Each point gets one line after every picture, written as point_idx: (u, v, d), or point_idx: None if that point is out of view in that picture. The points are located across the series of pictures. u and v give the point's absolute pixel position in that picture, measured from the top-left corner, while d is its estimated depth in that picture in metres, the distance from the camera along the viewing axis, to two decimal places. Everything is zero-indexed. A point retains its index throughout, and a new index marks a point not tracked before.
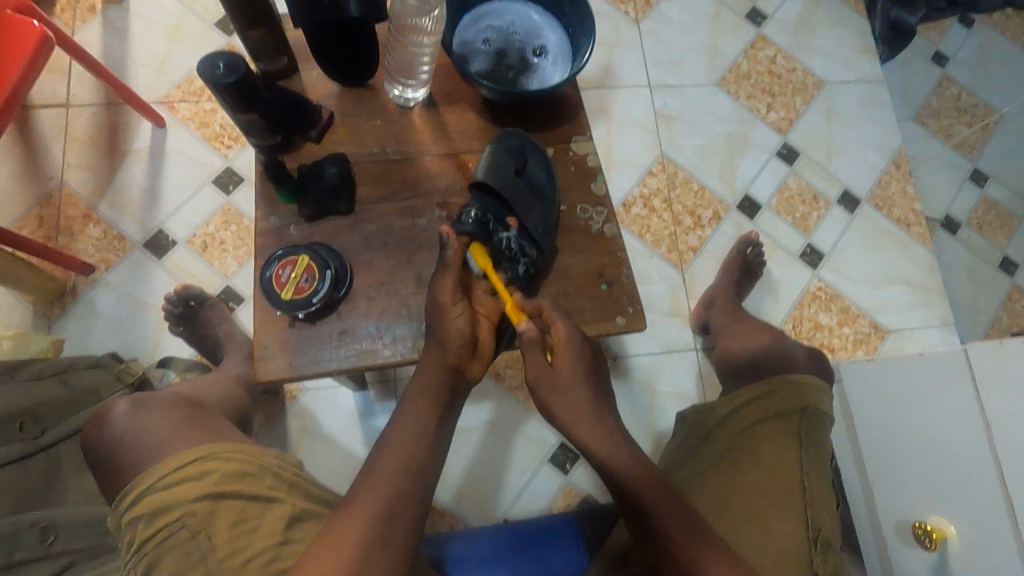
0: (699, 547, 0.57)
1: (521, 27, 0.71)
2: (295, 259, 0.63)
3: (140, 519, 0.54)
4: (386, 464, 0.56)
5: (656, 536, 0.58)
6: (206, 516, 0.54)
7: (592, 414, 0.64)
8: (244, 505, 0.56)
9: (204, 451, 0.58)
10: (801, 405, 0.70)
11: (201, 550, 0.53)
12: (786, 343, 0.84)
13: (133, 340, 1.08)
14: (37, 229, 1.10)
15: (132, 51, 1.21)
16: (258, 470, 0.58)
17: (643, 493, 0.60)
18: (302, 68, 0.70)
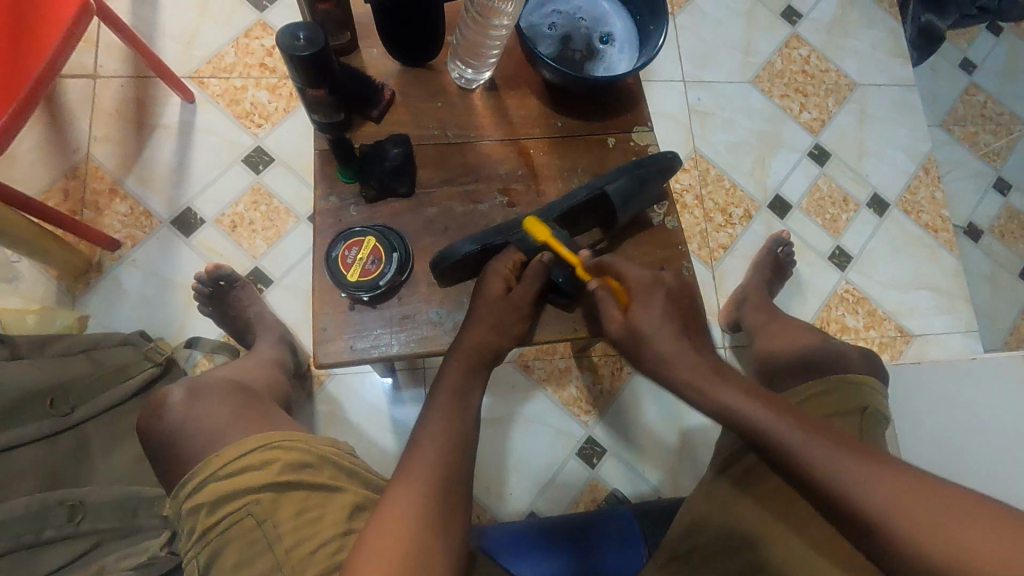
0: (807, 442, 0.52)
1: (588, 13, 0.70)
2: (361, 240, 0.62)
3: (204, 507, 0.56)
4: (432, 437, 0.55)
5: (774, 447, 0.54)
6: (269, 506, 0.55)
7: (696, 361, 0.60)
8: (306, 495, 0.56)
9: (264, 440, 0.58)
10: (862, 405, 0.70)
11: (265, 538, 0.55)
12: (835, 342, 0.87)
13: (160, 319, 1.05)
14: (63, 202, 1.07)
15: (161, 23, 1.18)
16: (317, 461, 0.58)
17: (742, 404, 0.56)
18: (363, 45, 0.68)
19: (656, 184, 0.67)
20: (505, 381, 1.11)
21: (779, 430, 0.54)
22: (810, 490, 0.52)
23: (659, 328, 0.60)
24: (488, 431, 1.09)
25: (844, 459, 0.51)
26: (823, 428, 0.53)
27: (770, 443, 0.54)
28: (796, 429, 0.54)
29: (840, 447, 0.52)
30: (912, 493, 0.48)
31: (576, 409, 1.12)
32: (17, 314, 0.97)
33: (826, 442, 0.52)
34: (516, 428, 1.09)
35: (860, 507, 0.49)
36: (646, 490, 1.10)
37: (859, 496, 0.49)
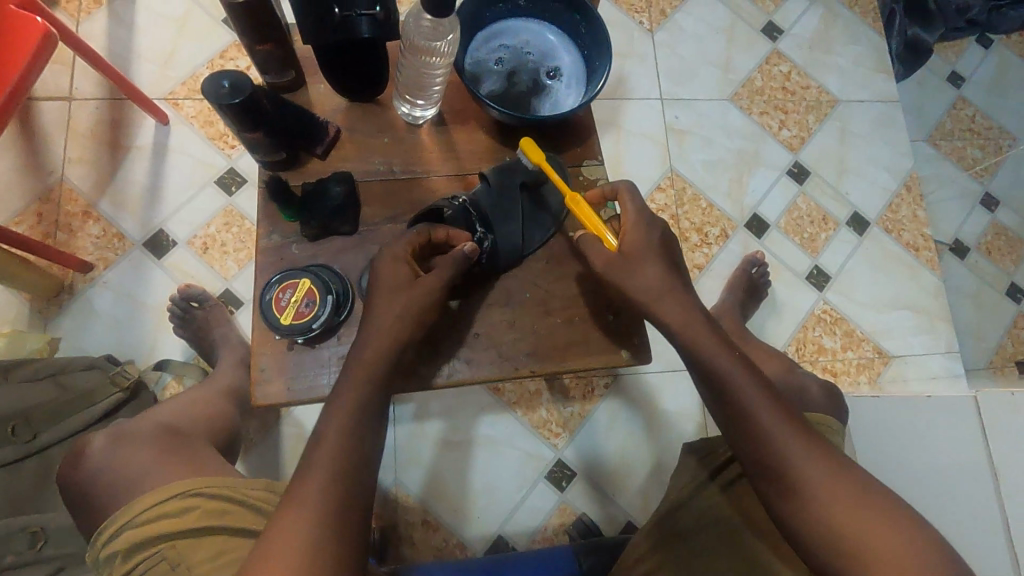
0: (780, 425, 0.57)
1: (536, 47, 0.69)
2: (296, 283, 0.61)
3: (120, 552, 0.57)
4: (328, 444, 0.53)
5: (739, 412, 0.58)
6: (184, 551, 0.56)
7: (679, 313, 0.62)
8: (222, 540, 0.57)
9: (188, 485, 0.59)
10: None
11: None
12: (798, 375, 0.89)
13: (129, 341, 1.06)
14: (36, 225, 1.08)
15: (137, 44, 1.19)
16: (238, 508, 0.59)
17: (724, 364, 0.60)
18: (309, 81, 0.68)
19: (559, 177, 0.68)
20: (474, 403, 1.11)
21: (752, 399, 0.58)
22: (754, 454, 0.58)
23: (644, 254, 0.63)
24: (455, 455, 1.08)
25: (799, 442, 0.56)
26: (791, 411, 0.58)
27: (734, 406, 0.59)
28: (769, 407, 0.58)
29: (802, 435, 0.57)
30: (851, 492, 0.54)
31: (547, 432, 1.11)
32: None
33: (793, 425, 0.57)
34: (485, 451, 1.09)
35: (799, 480, 0.55)
36: (617, 515, 1.09)
37: (800, 474, 0.55)
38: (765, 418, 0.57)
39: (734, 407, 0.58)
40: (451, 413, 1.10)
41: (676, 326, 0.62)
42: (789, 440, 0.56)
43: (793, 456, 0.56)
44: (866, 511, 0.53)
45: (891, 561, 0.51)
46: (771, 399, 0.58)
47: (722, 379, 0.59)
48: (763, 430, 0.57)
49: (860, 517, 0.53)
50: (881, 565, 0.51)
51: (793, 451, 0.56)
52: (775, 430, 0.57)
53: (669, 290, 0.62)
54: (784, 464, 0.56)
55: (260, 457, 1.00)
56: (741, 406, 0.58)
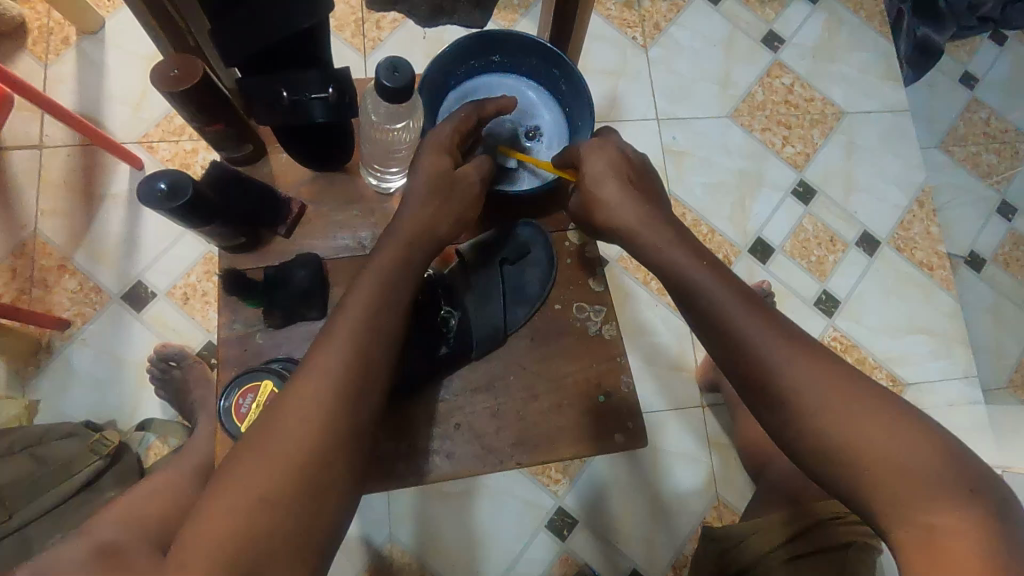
0: (763, 331, 0.54)
1: (513, 104, 0.66)
2: (257, 385, 0.56)
3: None
4: (268, 435, 0.45)
5: (720, 323, 0.55)
6: None
7: (659, 231, 0.59)
8: None
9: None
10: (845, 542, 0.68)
11: None
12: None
13: (111, 400, 1.03)
14: (10, 281, 1.05)
15: (109, 86, 1.14)
16: None
17: (705, 281, 0.56)
18: (271, 152, 0.63)
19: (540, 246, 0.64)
20: None
21: (734, 311, 0.55)
22: (743, 369, 0.54)
23: (622, 199, 0.59)
24: (452, 507, 1.04)
25: (790, 352, 0.53)
26: (774, 316, 0.55)
27: (717, 319, 0.55)
28: (751, 316, 0.54)
29: (788, 339, 0.54)
30: (842, 388, 0.51)
31: (547, 479, 1.07)
32: None
33: (780, 334, 0.54)
34: (482, 501, 1.05)
35: (790, 392, 0.52)
36: (622, 563, 1.05)
37: (792, 384, 0.52)
38: (747, 327, 0.54)
39: (715, 317, 0.55)
40: None
41: (656, 245, 0.59)
42: (772, 345, 0.53)
43: (778, 364, 0.53)
44: (863, 411, 0.50)
45: (890, 463, 0.48)
46: (754, 309, 0.55)
47: (699, 292, 0.56)
48: (745, 340, 0.54)
49: (857, 418, 0.50)
50: (881, 470, 0.48)
51: (778, 356, 0.53)
52: (757, 338, 0.54)
53: (642, 215, 0.59)
54: (771, 374, 0.53)
55: None
56: (723, 319, 0.55)
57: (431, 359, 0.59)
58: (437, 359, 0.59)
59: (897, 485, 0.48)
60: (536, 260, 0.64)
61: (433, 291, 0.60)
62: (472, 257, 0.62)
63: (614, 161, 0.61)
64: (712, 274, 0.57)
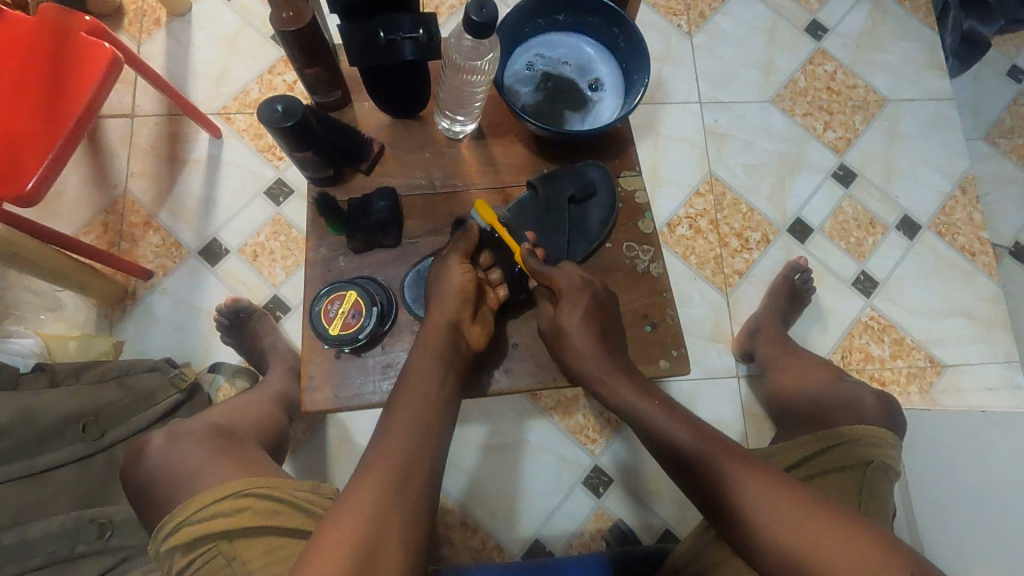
0: (714, 456, 0.61)
1: (574, 60, 0.70)
2: (343, 294, 0.63)
3: (177, 548, 0.60)
4: (353, 506, 0.52)
5: (680, 456, 0.63)
6: (240, 545, 0.59)
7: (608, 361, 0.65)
8: (277, 539, 0.60)
9: (235, 487, 0.61)
10: (867, 459, 0.69)
11: (237, 573, 0.58)
12: (849, 382, 0.87)
13: (187, 344, 1.12)
14: (103, 235, 1.16)
15: (193, 62, 1.25)
16: (288, 509, 0.61)
17: (666, 426, 0.64)
18: (355, 99, 0.71)
19: (605, 203, 0.70)
20: (510, 408, 1.12)
21: (689, 441, 0.63)
22: (708, 495, 0.61)
23: (581, 334, 0.63)
24: (493, 458, 1.10)
25: (758, 489, 0.58)
26: (728, 446, 0.62)
27: (676, 450, 0.63)
28: (701, 444, 0.62)
29: (742, 465, 0.60)
30: (794, 509, 0.56)
31: (585, 438, 1.12)
32: (60, 341, 1.06)
33: (743, 468, 0.60)
34: (523, 457, 1.11)
35: (766, 531, 0.56)
36: (656, 523, 1.09)
37: (748, 507, 0.58)
38: (704, 457, 0.62)
39: (681, 451, 0.63)
40: (489, 417, 1.12)
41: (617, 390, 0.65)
42: (729, 470, 0.60)
43: (731, 488, 0.59)
44: (837, 538, 0.53)
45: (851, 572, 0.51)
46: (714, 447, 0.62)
47: (659, 431, 0.64)
48: (702, 470, 0.61)
49: (833, 547, 0.53)
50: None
51: (735, 480, 0.60)
52: (715, 465, 0.61)
53: (602, 348, 0.65)
54: (730, 497, 0.59)
55: (309, 456, 1.05)
56: (685, 451, 0.63)
57: (508, 281, 0.67)
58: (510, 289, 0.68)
59: None
60: (602, 215, 0.70)
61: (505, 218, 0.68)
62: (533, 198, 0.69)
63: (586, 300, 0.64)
64: (668, 414, 0.65)
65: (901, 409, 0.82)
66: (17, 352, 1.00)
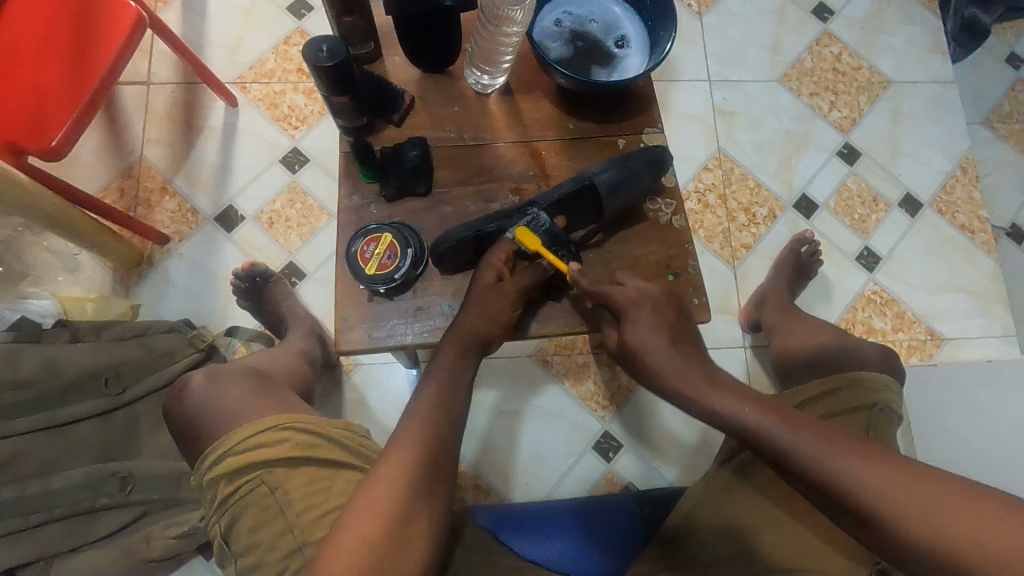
0: (810, 445, 0.52)
1: (600, 18, 0.72)
2: (379, 236, 0.65)
3: (223, 477, 0.65)
4: (379, 487, 0.54)
5: (775, 456, 0.54)
6: (281, 477, 0.65)
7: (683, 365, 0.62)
8: (315, 470, 0.65)
9: (274, 421, 0.67)
10: (870, 401, 0.72)
11: (278, 502, 0.64)
12: (850, 340, 0.90)
13: (203, 308, 1.13)
14: (119, 200, 1.17)
15: (208, 32, 1.26)
16: (326, 443, 0.67)
17: (728, 405, 0.58)
18: (386, 53, 0.72)
19: (648, 176, 0.70)
20: (524, 375, 1.15)
21: (779, 433, 0.54)
22: (820, 495, 0.51)
23: (651, 338, 0.65)
24: (505, 422, 1.13)
25: (846, 458, 0.50)
26: (825, 430, 0.53)
27: (773, 452, 0.54)
28: (794, 431, 0.54)
29: (851, 449, 0.51)
30: (932, 495, 0.46)
31: (595, 405, 1.14)
32: (76, 303, 1.06)
33: (811, 433, 0.53)
34: (538, 422, 1.13)
35: (870, 509, 0.47)
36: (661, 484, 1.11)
37: (875, 500, 0.47)
38: (800, 451, 0.52)
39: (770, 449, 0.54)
40: (505, 384, 1.14)
41: (683, 388, 0.62)
42: (833, 457, 0.50)
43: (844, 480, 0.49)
44: (935, 498, 0.46)
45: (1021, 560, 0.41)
46: (776, 414, 0.56)
47: (745, 429, 0.56)
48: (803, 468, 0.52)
49: (940, 517, 0.45)
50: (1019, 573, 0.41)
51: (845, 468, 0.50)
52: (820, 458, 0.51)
53: (669, 351, 0.64)
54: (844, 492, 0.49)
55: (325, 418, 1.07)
56: (776, 447, 0.54)
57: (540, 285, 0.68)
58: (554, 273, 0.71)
59: None
60: (645, 186, 0.70)
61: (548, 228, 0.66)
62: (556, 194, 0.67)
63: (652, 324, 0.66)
64: (753, 409, 0.57)
65: (901, 363, 0.85)
66: (34, 311, 1.01)
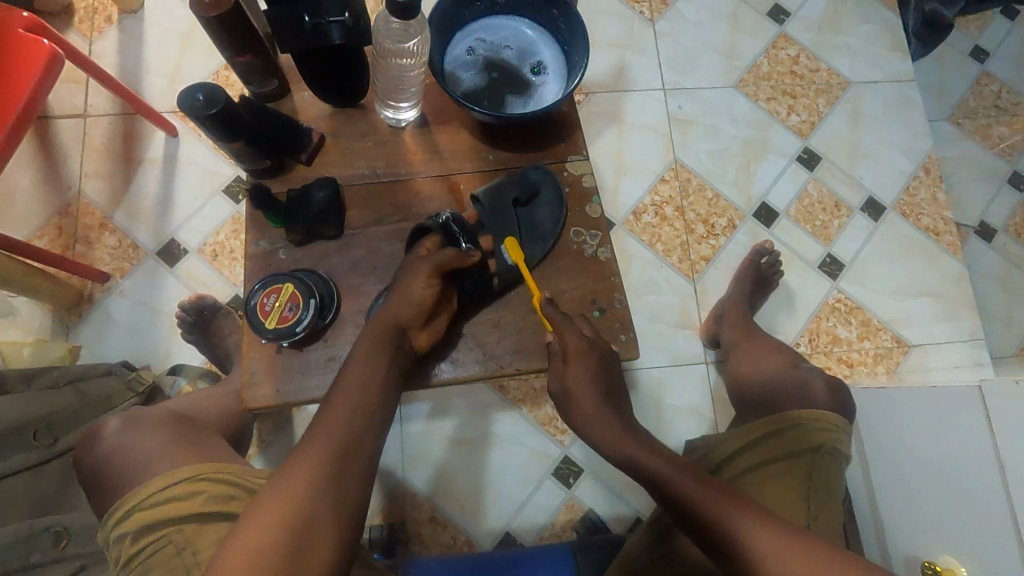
0: (719, 503, 0.62)
1: (515, 43, 0.69)
2: (279, 288, 0.63)
3: (129, 535, 0.63)
4: (281, 496, 0.52)
5: (677, 507, 0.64)
6: (191, 534, 0.63)
7: (619, 414, 0.71)
8: (228, 526, 0.63)
9: (191, 472, 0.65)
10: (816, 445, 0.75)
11: (185, 563, 0.61)
12: (804, 371, 0.90)
13: (146, 347, 1.10)
14: (57, 238, 1.13)
15: (146, 60, 1.23)
16: (242, 496, 0.66)
17: (653, 465, 0.68)
18: (294, 89, 0.69)
19: (553, 188, 0.70)
20: (478, 401, 1.12)
21: (683, 488, 0.65)
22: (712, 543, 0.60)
23: (589, 385, 0.69)
24: (461, 452, 1.09)
25: (739, 517, 0.60)
26: (731, 494, 0.63)
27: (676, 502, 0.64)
28: (696, 487, 0.64)
29: (747, 512, 0.60)
30: (804, 556, 0.55)
31: (554, 430, 1.11)
32: (12, 348, 1.03)
33: (715, 493, 0.63)
34: (493, 450, 1.10)
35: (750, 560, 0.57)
36: (627, 512, 1.09)
37: (754, 554, 0.57)
38: (706, 508, 0.62)
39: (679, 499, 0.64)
40: (460, 411, 1.11)
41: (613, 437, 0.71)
42: (733, 518, 0.60)
43: (738, 533, 0.59)
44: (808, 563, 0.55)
45: None
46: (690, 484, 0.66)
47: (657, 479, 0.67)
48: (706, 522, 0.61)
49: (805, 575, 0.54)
50: None
51: (740, 525, 0.59)
52: (720, 513, 0.61)
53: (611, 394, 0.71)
54: (734, 545, 0.59)
55: (275, 454, 1.03)
56: (683, 499, 0.64)
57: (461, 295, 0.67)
58: (467, 291, 0.68)
59: None
60: (552, 199, 0.70)
61: (451, 233, 0.65)
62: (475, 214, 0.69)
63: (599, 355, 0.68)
64: (673, 468, 0.67)
65: (848, 390, 0.88)
66: None
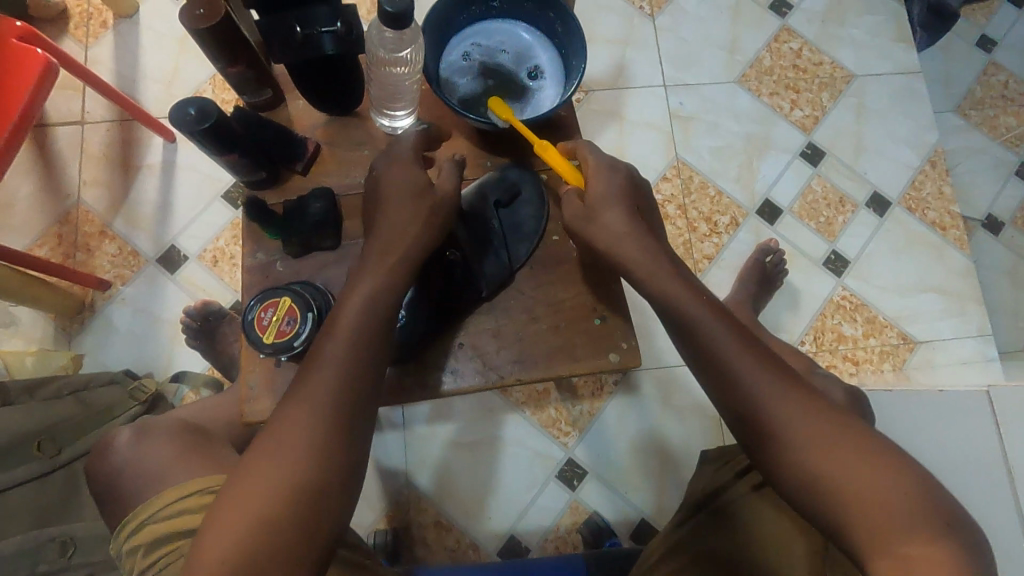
0: (771, 390, 0.56)
1: (511, 48, 0.68)
2: (277, 301, 0.62)
3: (142, 547, 0.64)
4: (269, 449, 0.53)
5: (718, 364, 0.58)
6: None
7: (649, 252, 0.64)
8: None
9: (200, 484, 0.66)
10: None
11: None
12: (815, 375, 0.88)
13: (148, 354, 1.10)
14: (57, 247, 1.13)
15: (143, 65, 1.22)
16: None
17: (697, 312, 0.60)
18: (289, 98, 0.69)
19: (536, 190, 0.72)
20: (481, 404, 1.11)
21: (726, 347, 0.58)
22: (737, 410, 0.57)
23: (624, 227, 0.64)
24: (464, 456, 1.09)
25: (777, 390, 0.56)
26: (771, 360, 0.58)
27: (709, 354, 0.59)
28: (749, 360, 0.57)
29: (784, 387, 0.56)
30: (837, 443, 0.52)
31: (557, 431, 1.11)
32: (15, 358, 1.03)
33: (756, 359, 0.57)
34: (497, 453, 1.09)
35: (776, 435, 0.54)
36: (633, 514, 1.09)
37: (780, 425, 0.54)
38: (745, 374, 0.57)
39: (717, 359, 0.58)
40: (462, 415, 1.10)
41: (651, 274, 0.63)
42: (777, 400, 0.55)
43: (775, 412, 0.55)
44: (840, 450, 0.52)
45: (882, 510, 0.48)
46: (744, 353, 0.57)
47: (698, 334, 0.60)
48: (741, 384, 0.56)
49: (836, 458, 0.51)
50: (871, 510, 0.49)
51: (780, 406, 0.55)
52: (764, 389, 0.56)
53: (641, 244, 0.64)
54: (768, 427, 0.55)
55: None
56: (721, 357, 0.58)
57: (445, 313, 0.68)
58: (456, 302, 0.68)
59: (887, 525, 0.48)
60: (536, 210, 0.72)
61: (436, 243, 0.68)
62: (457, 227, 0.70)
63: (619, 186, 0.66)
64: (716, 321, 0.60)
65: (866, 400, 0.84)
66: None
